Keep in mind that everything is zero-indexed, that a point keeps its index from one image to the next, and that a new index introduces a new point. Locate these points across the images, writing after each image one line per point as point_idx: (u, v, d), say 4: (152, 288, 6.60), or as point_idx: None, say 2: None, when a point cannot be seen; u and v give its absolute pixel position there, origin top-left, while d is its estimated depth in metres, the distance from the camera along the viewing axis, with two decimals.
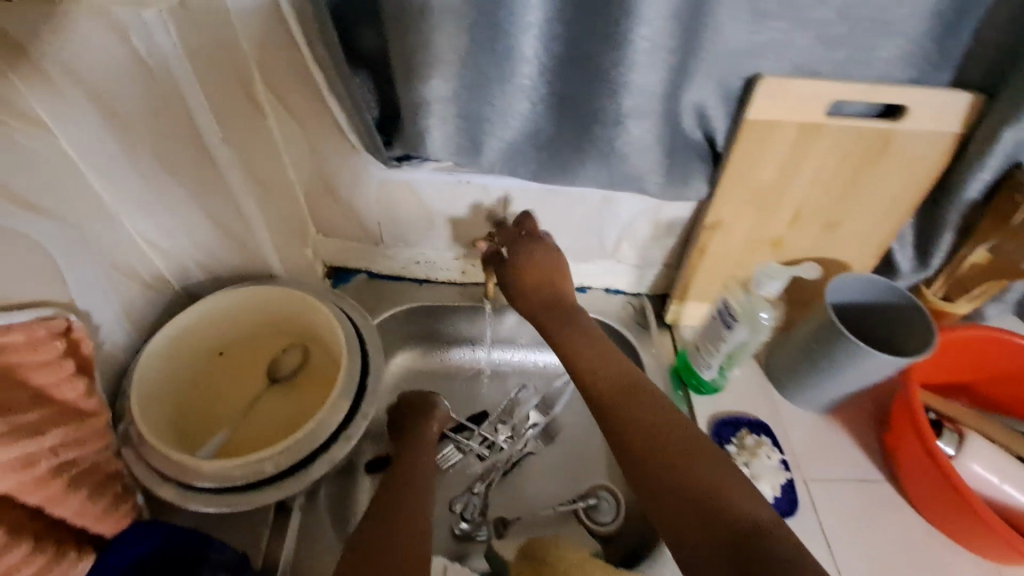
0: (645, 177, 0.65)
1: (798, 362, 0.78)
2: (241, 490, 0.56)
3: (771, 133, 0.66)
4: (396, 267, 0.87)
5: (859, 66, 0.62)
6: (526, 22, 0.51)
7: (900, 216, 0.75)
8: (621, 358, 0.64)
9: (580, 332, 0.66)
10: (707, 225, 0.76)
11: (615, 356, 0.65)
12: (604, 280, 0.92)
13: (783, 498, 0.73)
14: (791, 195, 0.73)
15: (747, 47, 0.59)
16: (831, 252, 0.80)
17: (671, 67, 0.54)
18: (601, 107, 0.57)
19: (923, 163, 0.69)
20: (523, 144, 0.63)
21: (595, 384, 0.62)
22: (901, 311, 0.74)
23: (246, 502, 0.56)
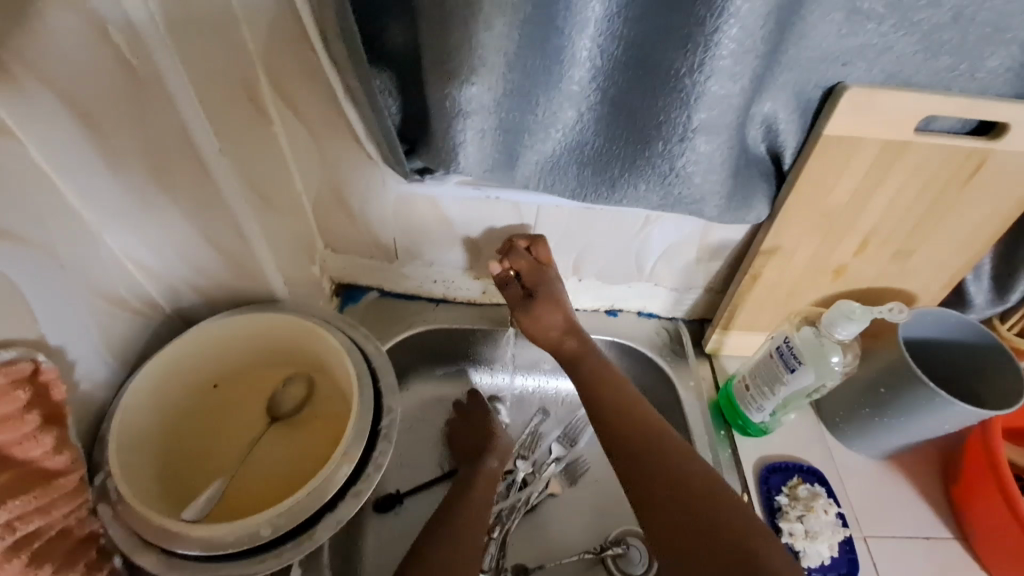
0: (705, 200, 0.56)
1: (860, 405, 0.70)
2: (232, 558, 0.48)
3: (849, 151, 0.58)
4: (412, 286, 0.79)
5: (961, 77, 0.53)
6: (584, 18, 0.44)
7: (982, 246, 0.67)
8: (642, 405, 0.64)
9: (610, 382, 0.67)
10: (762, 250, 0.68)
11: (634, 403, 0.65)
12: (638, 303, 0.83)
13: (841, 558, 0.65)
14: (861, 220, 0.65)
15: (834, 52, 0.51)
16: (898, 283, 0.72)
17: (755, 76, 0.46)
18: (665, 120, 0.49)
19: (1019, 188, 0.61)
20: (566, 158, 0.55)
21: (621, 442, 0.61)
22: (982, 353, 0.66)
23: (236, 573, 0.47)
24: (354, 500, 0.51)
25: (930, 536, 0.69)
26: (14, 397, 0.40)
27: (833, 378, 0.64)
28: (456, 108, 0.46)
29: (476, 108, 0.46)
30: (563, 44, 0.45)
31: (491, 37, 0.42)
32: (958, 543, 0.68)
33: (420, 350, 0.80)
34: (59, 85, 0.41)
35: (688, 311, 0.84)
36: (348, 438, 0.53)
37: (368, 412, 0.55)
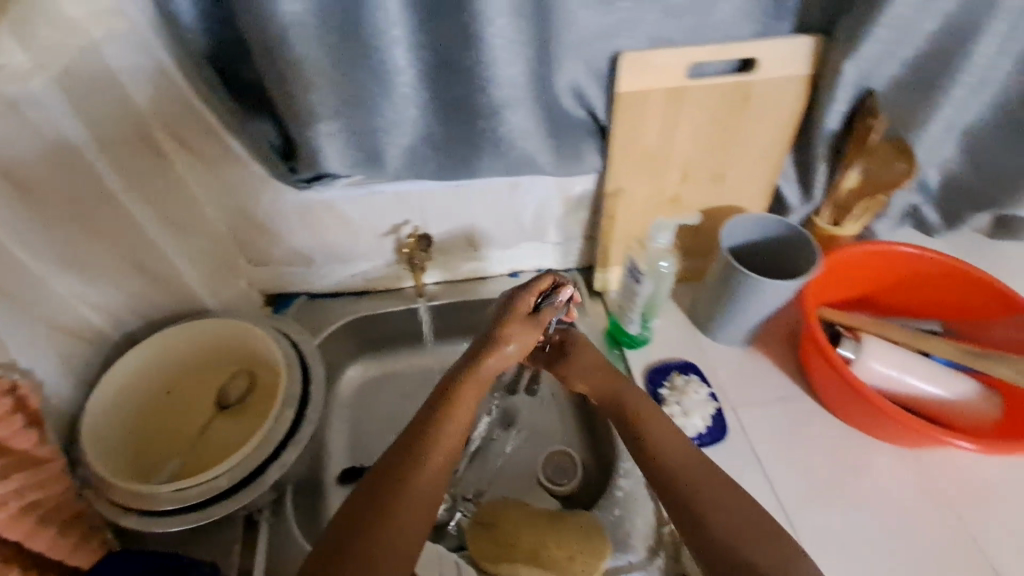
0: (534, 156, 0.72)
1: (711, 303, 0.85)
2: (193, 509, 0.59)
3: (643, 103, 0.73)
4: (333, 285, 0.91)
5: (707, 28, 0.69)
6: (391, 38, 0.57)
7: (778, 155, 0.83)
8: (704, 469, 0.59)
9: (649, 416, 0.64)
10: (608, 192, 0.83)
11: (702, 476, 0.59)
12: (534, 262, 0.96)
13: (714, 426, 0.80)
14: (674, 154, 0.80)
15: (603, 27, 0.66)
16: (725, 200, 0.87)
17: (528, 57, 0.61)
18: (479, 103, 0.64)
19: (785, 105, 0.77)
20: (421, 146, 0.69)
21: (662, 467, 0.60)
22: (791, 241, 0.82)
23: (199, 517, 0.59)
24: (292, 451, 0.63)
25: (786, 397, 0.83)
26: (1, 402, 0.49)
27: (669, 279, 0.78)
28: (308, 120, 0.61)
29: (323, 119, 0.61)
30: (381, 60, 0.58)
31: (317, 65, 0.57)
32: (812, 399, 0.83)
33: (354, 338, 0.92)
34: None
35: (578, 261, 0.97)
36: (280, 406, 0.65)
37: (296, 379, 0.68)
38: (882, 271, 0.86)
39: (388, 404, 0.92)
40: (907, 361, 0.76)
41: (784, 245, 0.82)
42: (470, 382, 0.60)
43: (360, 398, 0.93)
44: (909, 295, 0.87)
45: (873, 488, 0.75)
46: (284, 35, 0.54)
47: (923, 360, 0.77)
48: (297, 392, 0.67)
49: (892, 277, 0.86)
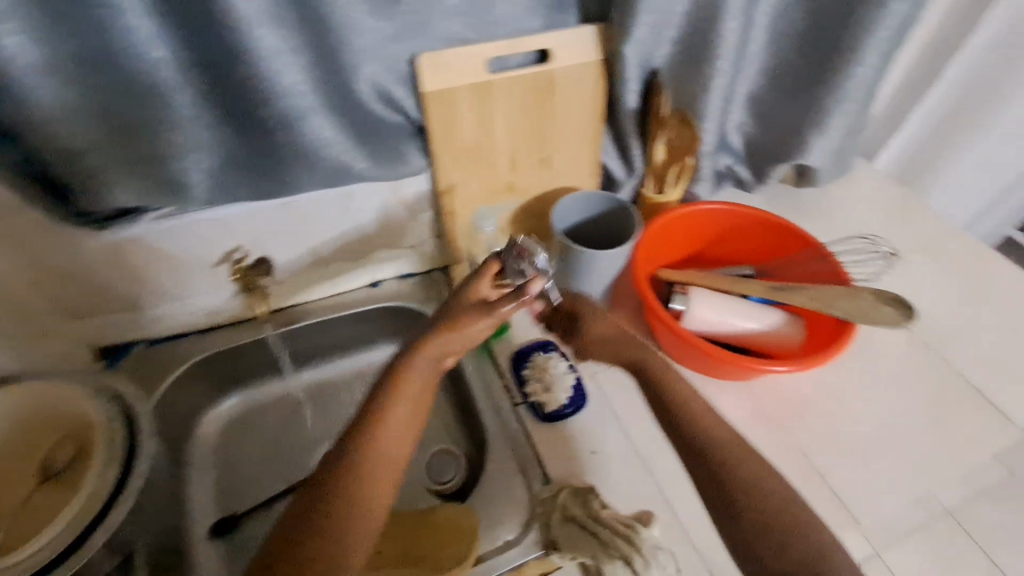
0: (349, 163, 0.73)
1: (559, 281, 0.89)
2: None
3: (452, 100, 0.75)
4: (174, 326, 0.86)
5: (495, 25, 0.73)
6: (150, 58, 0.56)
7: (594, 135, 0.89)
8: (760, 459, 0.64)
9: (690, 396, 0.70)
10: (442, 191, 0.84)
11: (759, 462, 0.64)
12: (392, 269, 0.95)
13: (576, 395, 0.83)
14: (497, 145, 0.83)
15: (391, 31, 0.67)
16: (557, 183, 0.93)
17: (306, 64, 0.62)
18: (268, 115, 0.63)
19: (587, 88, 0.84)
20: (223, 166, 0.67)
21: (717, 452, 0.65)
22: (615, 213, 0.88)
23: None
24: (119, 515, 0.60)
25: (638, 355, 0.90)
26: None
27: None
28: (74, 149, 0.58)
29: (94, 147, 0.60)
30: (145, 82, 0.57)
31: (66, 92, 0.55)
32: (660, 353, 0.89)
33: (203, 379, 0.88)
34: None
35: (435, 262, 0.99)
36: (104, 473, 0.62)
37: (121, 440, 0.64)
38: (700, 229, 0.95)
39: (260, 440, 0.90)
40: (727, 303, 0.85)
41: (608, 220, 0.89)
42: (403, 390, 0.59)
43: (228, 442, 0.90)
44: (728, 247, 0.97)
45: None
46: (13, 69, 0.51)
47: (739, 299, 0.86)
48: (121, 449, 0.64)
49: (713, 232, 0.96)
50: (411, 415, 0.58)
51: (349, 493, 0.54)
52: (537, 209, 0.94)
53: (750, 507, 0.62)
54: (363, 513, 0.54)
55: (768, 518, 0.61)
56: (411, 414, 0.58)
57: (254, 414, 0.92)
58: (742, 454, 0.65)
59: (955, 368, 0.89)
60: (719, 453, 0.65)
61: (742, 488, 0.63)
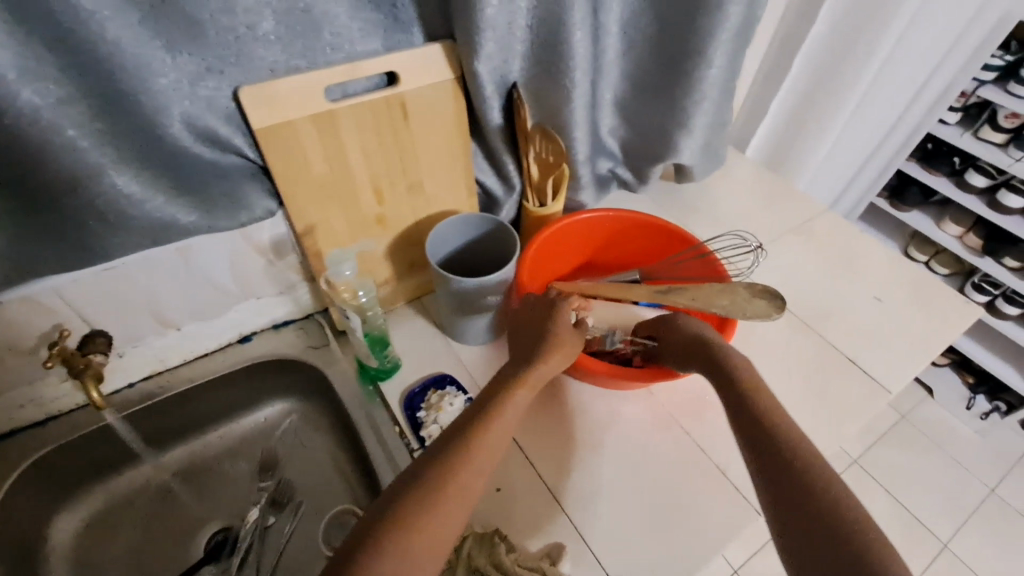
0: (175, 216, 0.65)
1: (445, 311, 0.84)
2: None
3: (290, 135, 0.68)
4: (1, 424, 0.75)
5: (326, 50, 0.67)
6: None
7: (463, 156, 0.85)
8: (803, 442, 0.58)
9: (758, 390, 0.66)
10: (302, 232, 0.77)
11: (809, 444, 0.58)
12: (262, 320, 0.88)
13: None
14: (357, 178, 0.77)
15: (198, 68, 0.59)
16: (433, 208, 0.88)
17: (92, 117, 0.55)
18: (54, 178, 0.56)
19: (445, 109, 0.79)
20: (11, 240, 0.58)
21: (777, 453, 0.58)
22: (495, 232, 0.84)
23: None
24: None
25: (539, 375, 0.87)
26: None
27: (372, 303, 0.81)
28: None
29: None
30: None
31: None
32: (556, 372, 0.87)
33: (44, 478, 0.76)
34: None
35: (314, 304, 0.91)
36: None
37: None
38: (584, 240, 0.95)
39: (133, 529, 0.80)
40: None
41: (488, 240, 0.86)
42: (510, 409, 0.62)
43: (84, 546, 0.78)
44: (614, 252, 0.98)
45: (617, 437, 0.80)
46: None
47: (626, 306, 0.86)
48: None
49: (599, 238, 0.95)
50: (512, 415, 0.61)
51: (408, 518, 0.50)
52: (415, 238, 0.89)
53: (814, 514, 0.51)
54: (424, 561, 0.49)
55: (822, 512, 0.51)
56: (504, 435, 0.60)
57: (123, 501, 0.82)
58: (808, 455, 0.56)
59: (830, 343, 0.95)
60: (766, 439, 0.59)
61: (799, 466, 0.55)
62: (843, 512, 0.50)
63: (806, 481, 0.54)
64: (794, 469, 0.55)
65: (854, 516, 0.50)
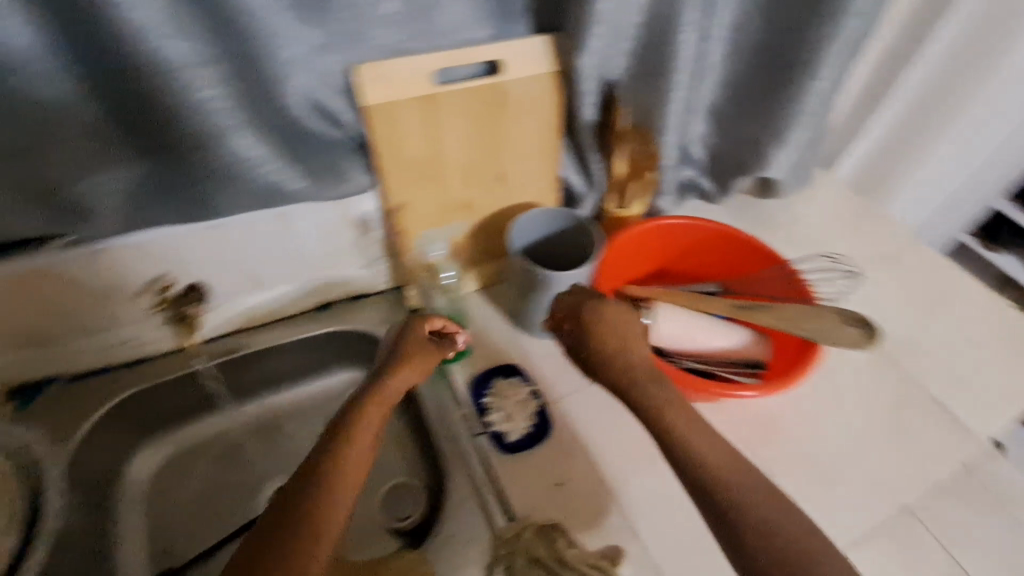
0: (283, 182, 0.68)
1: (518, 301, 0.85)
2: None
3: (395, 113, 0.70)
4: (96, 360, 0.79)
5: (437, 36, 0.69)
6: (41, 75, 0.53)
7: (551, 149, 0.85)
8: (733, 450, 0.61)
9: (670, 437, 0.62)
10: (392, 209, 0.79)
11: (733, 449, 0.61)
12: (340, 289, 0.90)
13: (538, 423, 0.79)
14: (449, 160, 0.79)
15: (324, 41, 0.62)
16: (515, 198, 0.88)
17: (226, 80, 0.58)
18: (185, 134, 0.60)
19: (542, 100, 0.79)
20: (137, 189, 0.63)
21: (713, 468, 0.59)
22: (578, 231, 0.84)
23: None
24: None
25: None
26: None
27: None
28: None
29: None
30: (33, 104, 0.53)
31: None
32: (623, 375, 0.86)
33: (133, 416, 0.81)
34: None
35: (389, 281, 0.93)
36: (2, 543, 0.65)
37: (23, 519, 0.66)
38: (662, 246, 0.93)
39: (202, 476, 0.84)
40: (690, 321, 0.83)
41: (568, 238, 0.85)
42: (371, 412, 0.65)
43: (164, 483, 0.83)
44: (690, 261, 0.96)
45: None
46: None
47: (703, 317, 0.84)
48: None
49: (678, 246, 0.93)
50: (362, 434, 0.62)
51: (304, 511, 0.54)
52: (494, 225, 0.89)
53: (757, 526, 0.55)
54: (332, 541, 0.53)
55: (744, 531, 0.56)
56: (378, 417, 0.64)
57: (197, 449, 0.86)
58: (732, 476, 0.59)
59: (916, 380, 0.89)
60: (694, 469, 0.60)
61: (722, 481, 0.58)
62: (790, 523, 0.55)
63: (750, 503, 0.57)
64: (717, 485, 0.58)
65: (770, 511, 0.56)
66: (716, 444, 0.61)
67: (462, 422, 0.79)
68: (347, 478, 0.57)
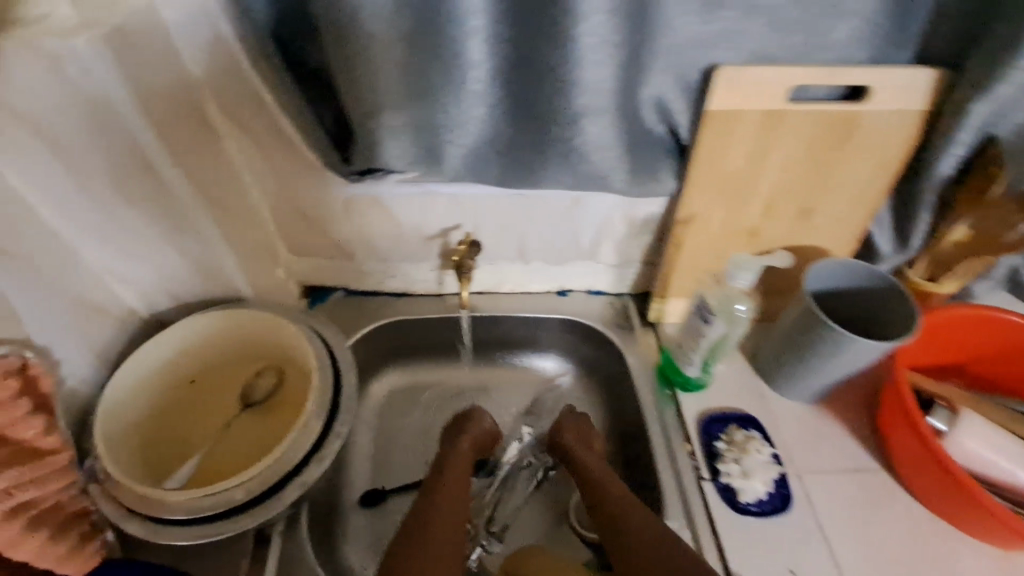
0: (610, 175, 0.65)
1: (783, 352, 0.76)
2: (230, 514, 0.56)
3: (735, 124, 0.65)
4: (373, 284, 0.86)
5: (816, 50, 0.60)
6: (470, 27, 0.52)
7: (874, 198, 0.74)
8: None
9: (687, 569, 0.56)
10: (679, 220, 0.75)
11: None
12: (584, 281, 0.90)
13: (775, 493, 0.71)
14: (762, 184, 0.72)
15: (703, 37, 0.58)
16: (808, 240, 0.79)
17: (620, 61, 0.54)
18: (556, 108, 0.57)
19: (892, 140, 0.68)
20: (483, 149, 0.62)
21: None
22: (887, 297, 0.72)
23: (222, 504, 0.56)
24: (344, 418, 0.63)
25: (858, 467, 0.75)
26: (8, 386, 0.47)
27: (742, 327, 0.71)
28: (371, 114, 0.55)
29: (385, 107, 0.55)
30: (455, 56, 0.53)
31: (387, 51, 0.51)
32: (885, 472, 0.74)
33: (386, 342, 0.87)
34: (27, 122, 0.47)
35: (631, 286, 0.90)
36: (321, 378, 0.64)
37: (325, 404, 0.63)
38: (978, 343, 0.76)
39: (414, 419, 0.87)
40: (1006, 443, 0.68)
41: (872, 301, 0.73)
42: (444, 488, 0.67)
43: (388, 413, 0.87)
44: (1009, 368, 0.77)
45: None
46: (363, 21, 0.50)
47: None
48: (331, 380, 0.65)
49: (993, 346, 0.76)
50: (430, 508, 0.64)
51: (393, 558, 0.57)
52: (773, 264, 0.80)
53: None
54: None
55: None
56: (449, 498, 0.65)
57: (416, 391, 0.89)
58: None
59: None
60: None
61: None
62: None
63: None
64: None
65: None
66: (654, 526, 0.62)
67: (688, 460, 0.74)
68: (451, 493, 0.66)
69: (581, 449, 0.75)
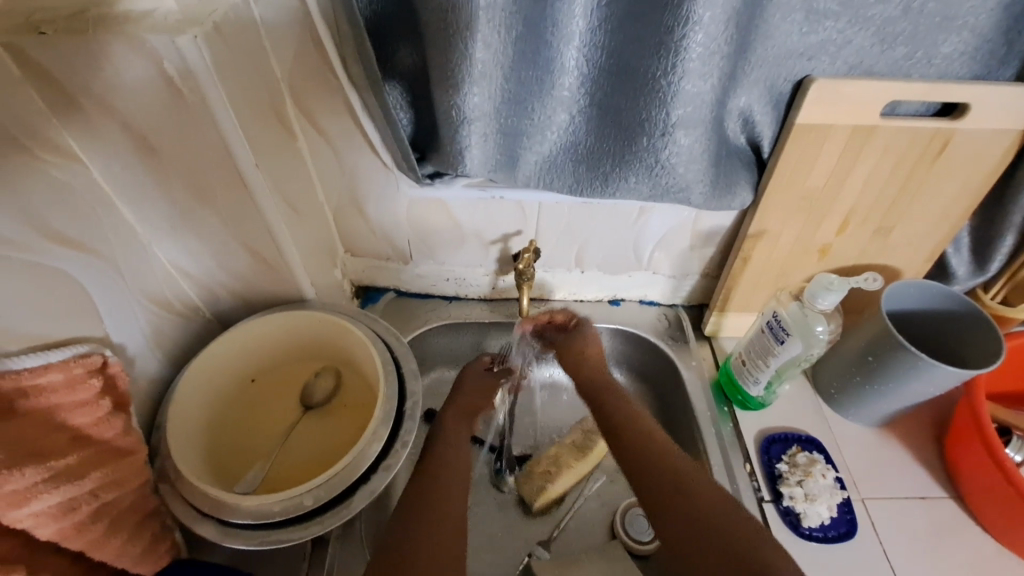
0: (690, 187, 0.62)
1: (851, 373, 0.74)
2: (299, 520, 0.56)
3: (821, 139, 0.62)
4: (425, 286, 0.85)
5: (919, 64, 0.57)
6: (569, 32, 0.51)
7: (957, 220, 0.70)
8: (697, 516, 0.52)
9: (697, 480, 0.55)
10: (750, 234, 0.72)
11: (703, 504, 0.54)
12: (640, 291, 0.88)
13: (840, 518, 0.69)
14: (841, 201, 0.69)
15: (800, 48, 0.55)
16: (881, 259, 0.76)
17: (722, 73, 0.52)
18: (646, 118, 0.56)
19: (985, 160, 0.64)
20: (561, 156, 0.61)
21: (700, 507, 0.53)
22: (969, 322, 0.70)
23: (292, 510, 0.55)
24: (410, 425, 0.62)
25: (926, 496, 0.72)
26: (89, 385, 0.47)
27: (819, 347, 0.70)
28: (460, 117, 0.53)
29: (478, 117, 0.53)
30: (550, 60, 0.52)
31: (487, 54, 0.49)
32: (953, 502, 0.72)
33: (436, 344, 0.86)
34: (119, 116, 0.47)
35: (686, 297, 0.88)
36: (388, 384, 0.63)
37: (391, 412, 0.61)
38: None
39: None
40: None
41: (949, 323, 0.72)
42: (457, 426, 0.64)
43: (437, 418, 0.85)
44: None
45: None
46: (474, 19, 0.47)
47: None
48: (396, 389, 0.63)
49: None
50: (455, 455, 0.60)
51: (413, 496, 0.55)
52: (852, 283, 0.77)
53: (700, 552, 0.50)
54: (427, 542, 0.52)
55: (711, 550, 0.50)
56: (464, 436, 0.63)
57: None
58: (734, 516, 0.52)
59: None
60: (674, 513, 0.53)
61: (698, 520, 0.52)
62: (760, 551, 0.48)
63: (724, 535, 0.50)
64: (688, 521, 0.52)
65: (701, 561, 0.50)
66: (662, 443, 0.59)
67: (749, 481, 0.72)
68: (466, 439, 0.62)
69: (618, 410, 0.64)
